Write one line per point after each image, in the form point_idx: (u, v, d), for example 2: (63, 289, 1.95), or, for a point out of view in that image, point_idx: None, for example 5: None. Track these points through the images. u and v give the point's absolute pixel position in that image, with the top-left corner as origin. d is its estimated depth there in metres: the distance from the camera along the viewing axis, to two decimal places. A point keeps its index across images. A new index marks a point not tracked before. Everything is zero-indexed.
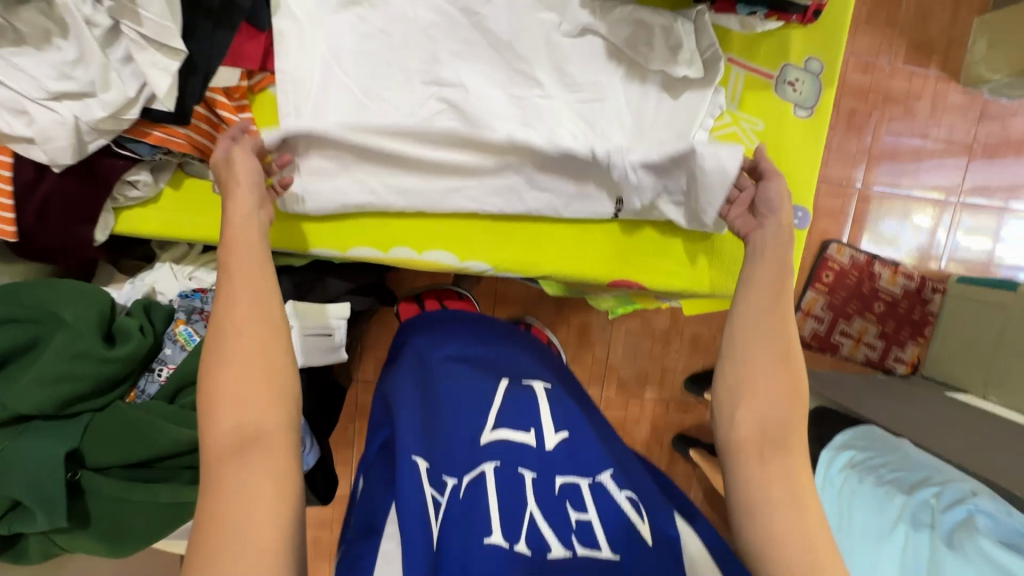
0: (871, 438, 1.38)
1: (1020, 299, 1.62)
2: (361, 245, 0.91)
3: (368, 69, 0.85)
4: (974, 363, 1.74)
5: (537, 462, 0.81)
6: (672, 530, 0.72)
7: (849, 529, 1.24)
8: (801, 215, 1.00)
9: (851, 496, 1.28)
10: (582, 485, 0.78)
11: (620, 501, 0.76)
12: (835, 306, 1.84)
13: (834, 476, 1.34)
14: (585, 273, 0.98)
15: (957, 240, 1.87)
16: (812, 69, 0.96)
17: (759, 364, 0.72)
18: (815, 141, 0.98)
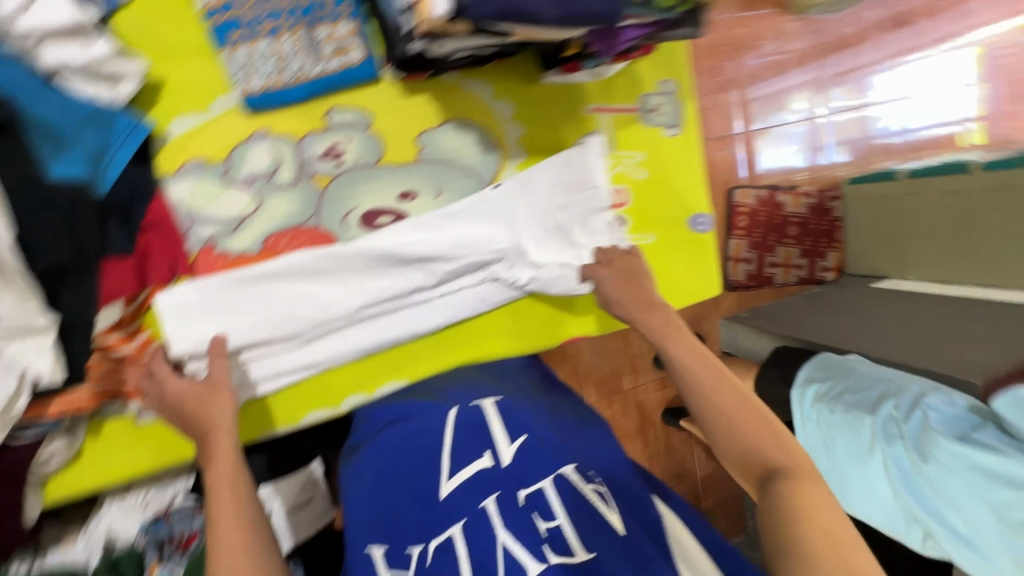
0: (829, 368, 1.47)
1: (905, 188, 1.79)
2: (312, 410, 0.88)
3: (263, 318, 0.82)
4: (887, 251, 1.90)
5: (500, 483, 0.59)
6: (652, 511, 0.60)
7: (834, 454, 1.31)
8: (706, 221, 1.06)
9: (830, 427, 1.33)
10: (547, 485, 0.58)
11: (585, 492, 0.58)
12: (757, 242, 1.94)
13: (809, 412, 1.39)
14: (533, 346, 0.99)
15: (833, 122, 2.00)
16: (668, 90, 1.02)
17: (735, 430, 0.62)
18: (694, 151, 1.04)
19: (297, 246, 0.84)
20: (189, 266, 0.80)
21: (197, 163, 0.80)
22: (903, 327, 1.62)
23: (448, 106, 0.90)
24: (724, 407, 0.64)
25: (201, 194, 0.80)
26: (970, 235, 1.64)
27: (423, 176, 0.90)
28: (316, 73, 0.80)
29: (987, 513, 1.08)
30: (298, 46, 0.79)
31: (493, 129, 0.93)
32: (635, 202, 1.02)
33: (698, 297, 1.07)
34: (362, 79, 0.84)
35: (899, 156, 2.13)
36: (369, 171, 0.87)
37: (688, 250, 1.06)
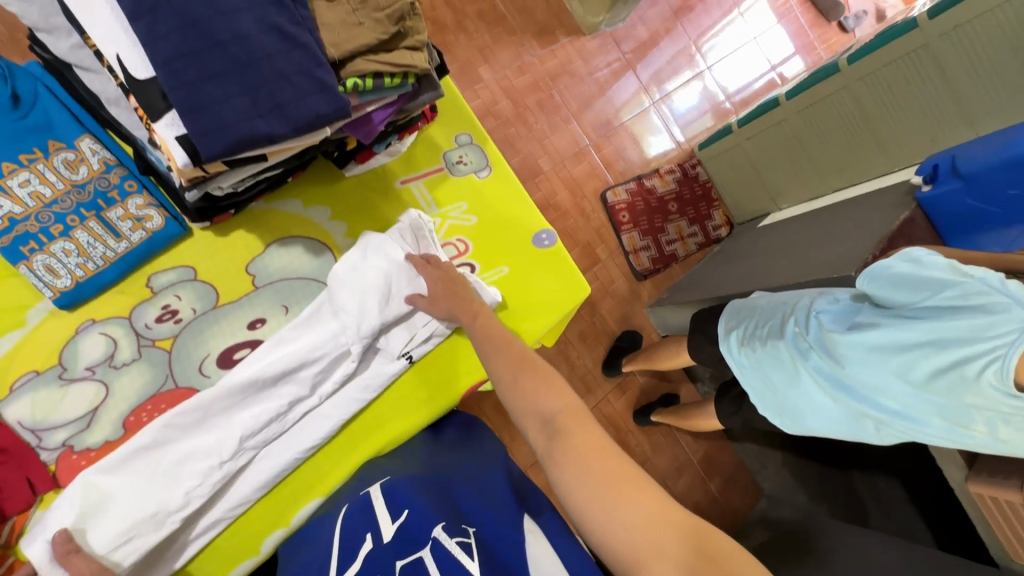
0: (739, 312, 1.37)
1: (742, 134, 1.82)
2: (234, 566, 0.85)
3: (151, 496, 0.78)
4: (756, 190, 1.93)
5: (380, 565, 0.59)
6: (518, 534, 0.61)
7: (776, 388, 1.23)
8: (549, 235, 1.13)
9: (759, 362, 1.24)
10: (424, 553, 0.57)
11: (450, 546, 0.57)
12: (646, 229, 2.03)
13: (740, 359, 1.30)
14: (434, 412, 0.98)
15: (673, 107, 2.12)
16: (465, 142, 1.12)
17: (530, 401, 0.69)
18: (510, 181, 1.14)
19: (159, 414, 0.84)
20: (52, 477, 0.78)
21: (30, 375, 0.80)
22: (792, 246, 1.61)
23: (264, 230, 0.95)
24: (528, 390, 0.70)
25: (42, 404, 0.80)
26: (810, 152, 1.64)
27: (265, 301, 0.93)
28: (119, 251, 0.84)
29: (905, 383, 1.00)
30: (95, 234, 0.83)
31: (316, 235, 0.99)
32: (475, 245, 1.08)
33: (573, 304, 1.12)
34: (170, 239, 0.88)
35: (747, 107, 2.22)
36: (210, 315, 0.90)
37: (543, 266, 1.12)
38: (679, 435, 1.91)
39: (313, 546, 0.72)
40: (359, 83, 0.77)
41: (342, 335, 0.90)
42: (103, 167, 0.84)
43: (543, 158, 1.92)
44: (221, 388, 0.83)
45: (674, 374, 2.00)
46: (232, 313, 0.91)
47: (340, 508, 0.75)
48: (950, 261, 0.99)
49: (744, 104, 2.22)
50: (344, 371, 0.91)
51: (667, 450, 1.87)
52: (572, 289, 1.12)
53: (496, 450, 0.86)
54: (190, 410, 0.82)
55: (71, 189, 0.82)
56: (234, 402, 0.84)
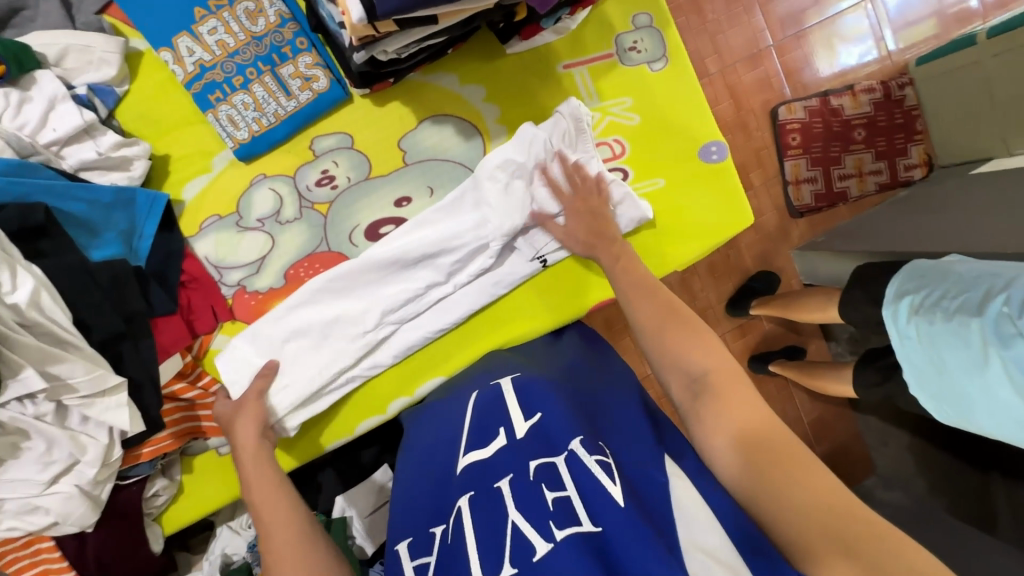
0: (920, 275, 1.09)
1: (989, 51, 1.42)
2: (365, 419, 0.93)
3: (308, 356, 0.88)
4: (983, 126, 1.54)
5: (512, 463, 0.60)
6: (661, 476, 0.57)
7: (947, 373, 1.01)
8: (720, 148, 0.97)
9: (934, 340, 1.01)
10: (558, 461, 0.57)
11: (590, 464, 0.55)
12: (819, 157, 1.71)
13: (907, 330, 1.07)
14: (560, 321, 0.95)
15: (893, 5, 1.67)
16: (643, 24, 0.96)
17: (673, 353, 0.66)
18: (686, 79, 0.97)
19: (314, 271, 0.91)
20: (230, 308, 0.89)
21: (214, 218, 0.89)
22: (1017, 207, 1.27)
23: (422, 104, 0.92)
24: (673, 342, 0.67)
25: (222, 244, 0.89)
26: None
27: (413, 180, 0.92)
28: (290, 108, 0.86)
29: None
30: (270, 89, 0.85)
31: (470, 116, 0.93)
32: (633, 149, 0.96)
33: (729, 232, 0.99)
34: (335, 101, 0.88)
35: (1002, 11, 1.71)
36: (363, 186, 0.91)
37: (704, 185, 0.98)
38: (795, 391, 1.72)
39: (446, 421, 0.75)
40: None
41: (482, 228, 0.88)
42: (278, 20, 0.84)
43: (711, 59, 1.63)
44: (367, 261, 0.87)
45: (806, 327, 1.77)
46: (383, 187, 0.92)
47: (469, 390, 0.78)
48: None
49: (994, 9, 1.70)
50: (479, 266, 0.90)
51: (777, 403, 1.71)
52: (732, 217, 0.98)
53: (620, 372, 0.82)
54: (347, 272, 0.88)
55: (250, 42, 0.84)
56: (384, 271, 0.88)
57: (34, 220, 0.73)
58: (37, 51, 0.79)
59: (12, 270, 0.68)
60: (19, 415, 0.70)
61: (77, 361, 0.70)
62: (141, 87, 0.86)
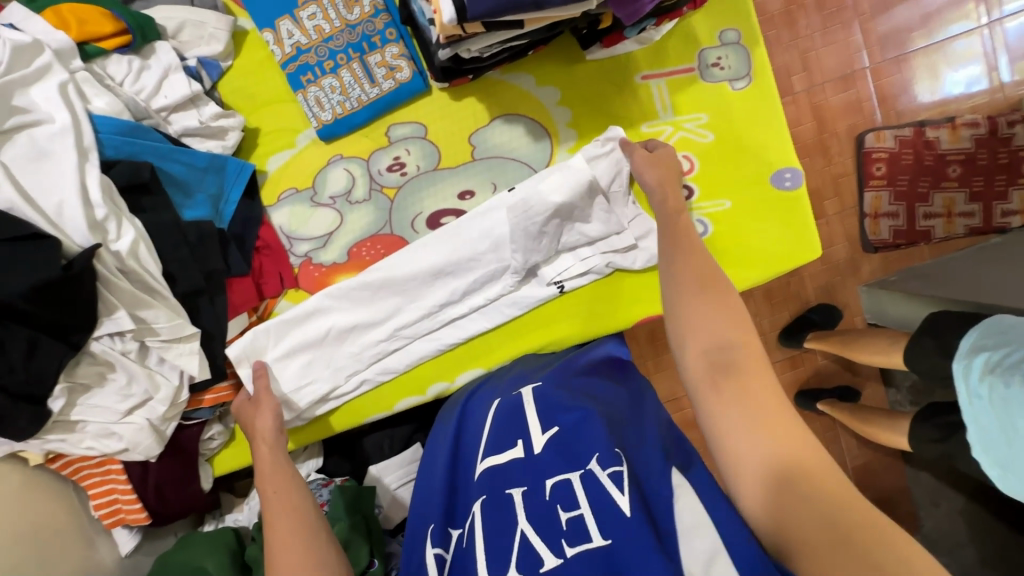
0: (1005, 331, 1.00)
1: None
2: (404, 397, 0.97)
3: (324, 359, 0.94)
4: None
5: (527, 475, 0.63)
6: (664, 490, 0.58)
7: (1022, 444, 0.93)
8: (794, 175, 0.94)
9: (1011, 406, 0.93)
10: (574, 479, 0.60)
11: (604, 481, 0.57)
12: (903, 192, 1.60)
13: (978, 388, 0.99)
14: (605, 330, 0.96)
15: (1012, 36, 1.54)
16: (731, 41, 0.94)
17: (700, 329, 0.61)
18: (768, 100, 0.94)
19: (375, 252, 0.95)
20: (298, 277, 0.95)
21: (291, 191, 0.95)
22: None
23: (495, 102, 0.94)
24: (708, 309, 0.62)
25: (296, 216, 0.95)
26: None
27: (479, 175, 0.95)
28: (373, 96, 0.90)
29: None
30: (357, 76, 0.90)
31: (541, 117, 0.95)
32: (702, 167, 0.94)
33: (794, 262, 0.95)
34: (415, 92, 0.92)
35: None
36: (429, 175, 0.95)
37: (772, 210, 0.95)
38: (841, 433, 1.63)
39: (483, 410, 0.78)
40: None
41: (502, 251, 0.93)
42: (372, 11, 0.89)
43: (798, 76, 1.56)
44: (398, 270, 0.93)
45: (864, 369, 1.67)
46: (444, 179, 0.95)
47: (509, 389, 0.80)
48: None
49: None
50: (495, 289, 0.94)
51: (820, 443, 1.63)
52: (799, 245, 0.95)
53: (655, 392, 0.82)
54: (407, 259, 0.93)
55: (344, 29, 0.89)
56: (441, 260, 0.93)
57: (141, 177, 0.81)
58: (158, 24, 0.87)
59: (119, 221, 0.76)
60: (108, 349, 0.78)
61: (162, 308, 0.78)
62: (243, 63, 0.93)
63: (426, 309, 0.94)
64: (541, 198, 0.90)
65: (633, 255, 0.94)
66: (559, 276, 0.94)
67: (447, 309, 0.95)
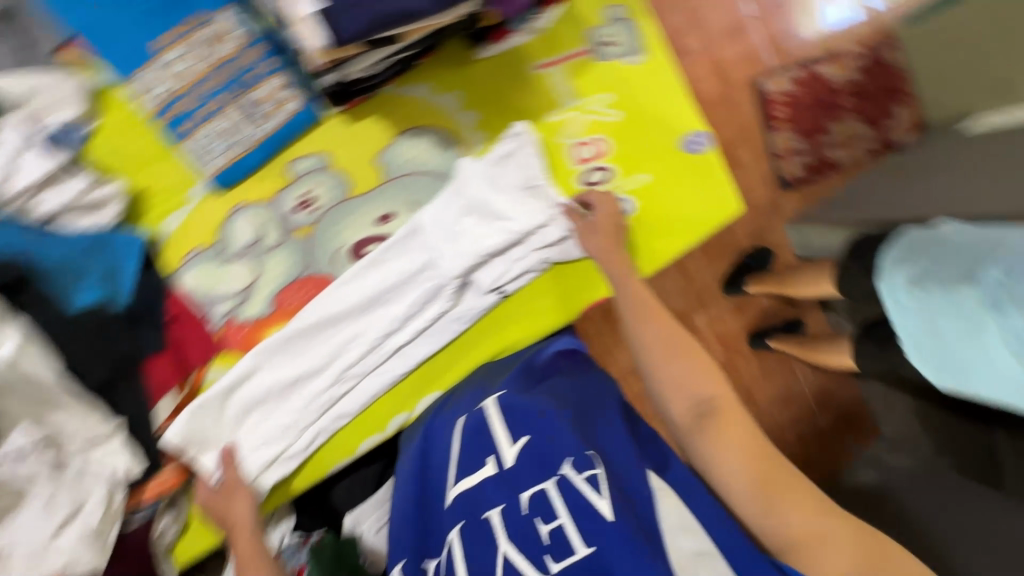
0: (915, 245, 1.06)
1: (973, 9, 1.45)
2: (365, 438, 0.93)
3: (270, 418, 0.87)
4: (970, 83, 1.52)
5: (502, 493, 0.61)
6: (646, 490, 0.58)
7: (943, 343, 1.01)
8: (702, 138, 0.97)
9: (931, 308, 1.00)
10: (548, 487, 0.59)
11: (579, 485, 0.57)
12: (807, 129, 1.68)
13: (902, 299, 1.05)
14: (551, 325, 0.97)
15: None
16: (617, 18, 0.95)
17: (673, 368, 0.68)
18: (665, 70, 0.95)
19: (303, 297, 0.90)
20: (223, 339, 0.88)
21: (195, 250, 0.88)
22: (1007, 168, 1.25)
23: (398, 117, 0.90)
24: (677, 369, 0.68)
25: (207, 277, 0.88)
26: None
27: (397, 197, 0.91)
28: (265, 133, 0.85)
29: None
30: (241, 116, 0.83)
31: (447, 125, 0.91)
32: (617, 147, 0.94)
33: (718, 220, 0.98)
34: (308, 122, 0.87)
35: None
36: (344, 206, 0.90)
37: (688, 176, 0.97)
38: (795, 365, 1.74)
39: (439, 434, 0.75)
40: None
41: (434, 269, 0.89)
42: (244, 44, 0.81)
43: (691, 35, 1.59)
44: (330, 311, 0.87)
45: (803, 300, 1.77)
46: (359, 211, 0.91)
47: (458, 413, 0.75)
48: None
49: None
50: (436, 310, 0.91)
51: (779, 377, 1.72)
52: (717, 204, 0.98)
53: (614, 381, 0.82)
54: (338, 298, 0.88)
55: (213, 68, 0.81)
56: (374, 292, 0.88)
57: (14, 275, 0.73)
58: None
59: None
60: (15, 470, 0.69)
61: (77, 413, 0.74)
62: (112, 124, 0.84)
63: (368, 344, 0.89)
64: (465, 210, 0.89)
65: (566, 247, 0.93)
66: (498, 283, 0.91)
67: (390, 338, 0.91)
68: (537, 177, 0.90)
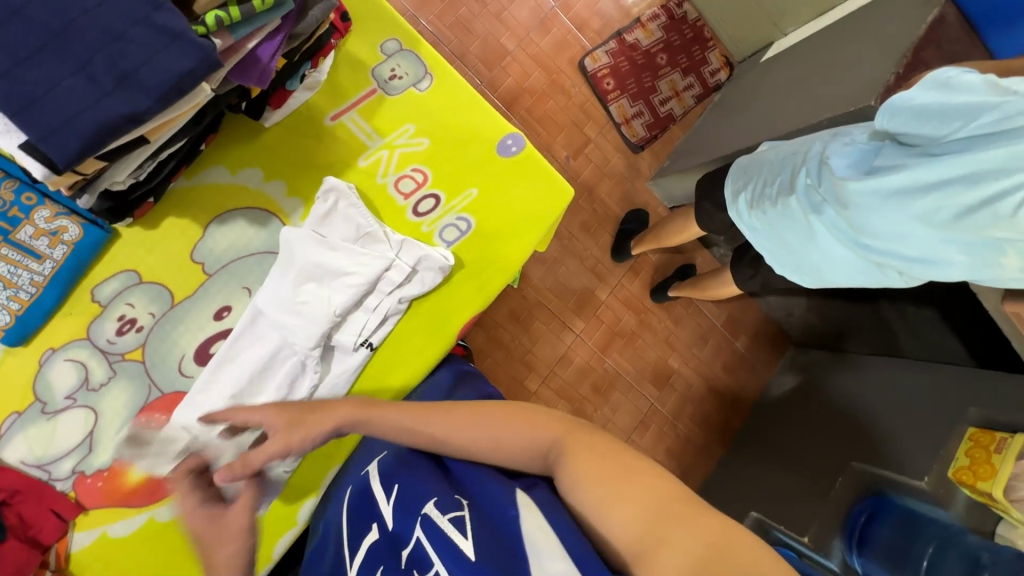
0: (747, 169, 1.12)
1: None
2: (278, 540, 0.88)
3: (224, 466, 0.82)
4: (755, 17, 1.67)
5: (385, 554, 0.59)
6: (513, 508, 0.54)
7: (794, 250, 1.04)
8: (514, 139, 0.99)
9: (774, 224, 1.04)
10: (418, 535, 0.57)
11: (444, 526, 0.56)
12: (636, 92, 1.79)
13: (751, 223, 1.09)
14: (434, 358, 0.95)
15: None
16: (394, 50, 0.95)
17: (503, 441, 0.59)
18: (455, 86, 0.97)
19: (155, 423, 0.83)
20: (82, 497, 0.80)
21: (13, 416, 0.79)
22: (801, 80, 1.38)
23: (199, 208, 0.86)
24: (509, 444, 0.58)
25: (36, 440, 0.79)
26: None
27: (226, 286, 0.86)
28: (48, 270, 0.77)
29: (927, 227, 0.82)
30: (14, 261, 0.76)
31: (255, 200, 0.88)
32: (433, 172, 0.96)
33: (557, 208, 1.01)
34: (99, 243, 0.80)
35: None
36: (171, 315, 0.84)
37: (511, 177, 0.99)
38: (700, 304, 1.82)
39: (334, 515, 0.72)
40: (224, 16, 0.64)
41: (291, 345, 0.85)
42: None
43: (505, 36, 1.66)
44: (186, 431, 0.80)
45: (688, 245, 1.87)
46: (187, 316, 0.85)
47: (355, 474, 0.76)
48: (987, 77, 0.76)
49: None
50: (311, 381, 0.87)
51: (689, 322, 1.80)
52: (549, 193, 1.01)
53: None
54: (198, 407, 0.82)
55: None
56: (234, 387, 0.82)
57: None
58: None
59: None
60: None
61: None
62: None
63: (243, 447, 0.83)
64: (298, 278, 0.85)
65: (419, 278, 0.91)
66: (362, 337, 0.89)
67: None
68: (364, 225, 0.88)
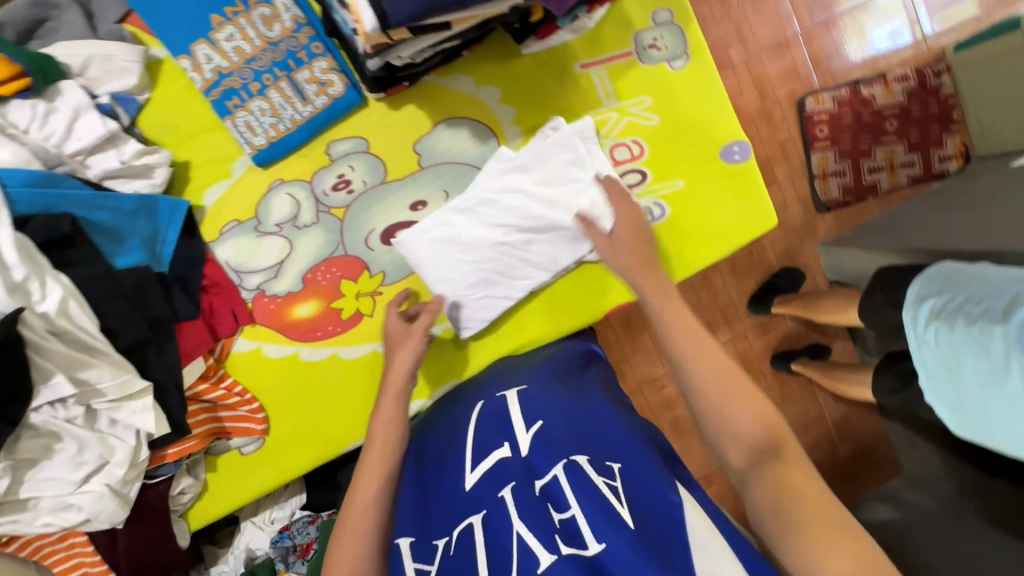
0: (947, 277, 0.94)
1: None
2: None
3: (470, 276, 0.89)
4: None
5: (517, 473, 0.60)
6: (675, 496, 0.54)
7: (966, 385, 0.88)
8: (742, 147, 0.95)
9: (956, 347, 0.87)
10: (560, 474, 0.58)
11: (598, 484, 0.56)
12: (848, 150, 1.63)
13: (924, 335, 0.93)
14: (575, 325, 0.96)
15: None
16: (664, 20, 0.93)
17: (731, 418, 0.62)
18: (707, 76, 0.94)
19: (331, 275, 0.91)
20: (256, 309, 0.91)
21: (234, 223, 0.90)
22: None
23: (438, 106, 0.91)
24: (739, 410, 0.62)
25: (243, 249, 0.90)
26: None
27: (433, 184, 0.92)
28: (307, 114, 0.87)
29: None
30: (287, 96, 0.86)
31: (484, 117, 0.92)
32: (652, 151, 0.94)
33: (754, 233, 0.97)
34: (351, 105, 0.88)
35: None
36: (379, 189, 0.91)
37: (721, 185, 0.95)
38: (819, 391, 1.67)
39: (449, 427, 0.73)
40: None
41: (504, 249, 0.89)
42: (294, 25, 0.84)
43: (735, 48, 1.57)
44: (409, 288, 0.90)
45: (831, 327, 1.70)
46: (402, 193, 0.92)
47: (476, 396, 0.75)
48: None
49: None
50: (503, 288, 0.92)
51: (799, 403, 1.66)
52: (753, 215, 0.96)
53: None
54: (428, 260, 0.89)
55: (266, 48, 0.84)
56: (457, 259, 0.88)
57: (62, 228, 0.76)
58: (61, 62, 0.81)
59: (42, 280, 0.71)
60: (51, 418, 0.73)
61: (105, 366, 0.73)
62: (162, 94, 0.87)
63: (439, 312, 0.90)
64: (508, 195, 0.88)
65: None
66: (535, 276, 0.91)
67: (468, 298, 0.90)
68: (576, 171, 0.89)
